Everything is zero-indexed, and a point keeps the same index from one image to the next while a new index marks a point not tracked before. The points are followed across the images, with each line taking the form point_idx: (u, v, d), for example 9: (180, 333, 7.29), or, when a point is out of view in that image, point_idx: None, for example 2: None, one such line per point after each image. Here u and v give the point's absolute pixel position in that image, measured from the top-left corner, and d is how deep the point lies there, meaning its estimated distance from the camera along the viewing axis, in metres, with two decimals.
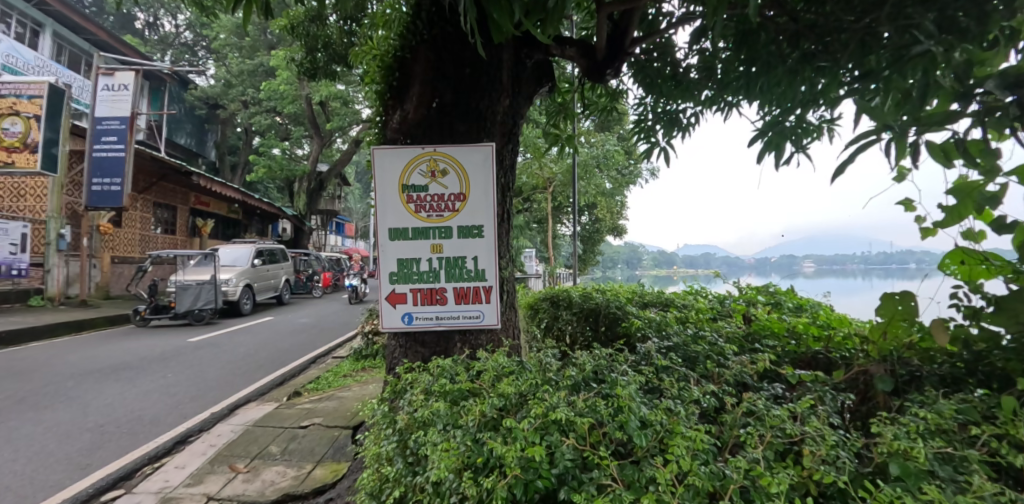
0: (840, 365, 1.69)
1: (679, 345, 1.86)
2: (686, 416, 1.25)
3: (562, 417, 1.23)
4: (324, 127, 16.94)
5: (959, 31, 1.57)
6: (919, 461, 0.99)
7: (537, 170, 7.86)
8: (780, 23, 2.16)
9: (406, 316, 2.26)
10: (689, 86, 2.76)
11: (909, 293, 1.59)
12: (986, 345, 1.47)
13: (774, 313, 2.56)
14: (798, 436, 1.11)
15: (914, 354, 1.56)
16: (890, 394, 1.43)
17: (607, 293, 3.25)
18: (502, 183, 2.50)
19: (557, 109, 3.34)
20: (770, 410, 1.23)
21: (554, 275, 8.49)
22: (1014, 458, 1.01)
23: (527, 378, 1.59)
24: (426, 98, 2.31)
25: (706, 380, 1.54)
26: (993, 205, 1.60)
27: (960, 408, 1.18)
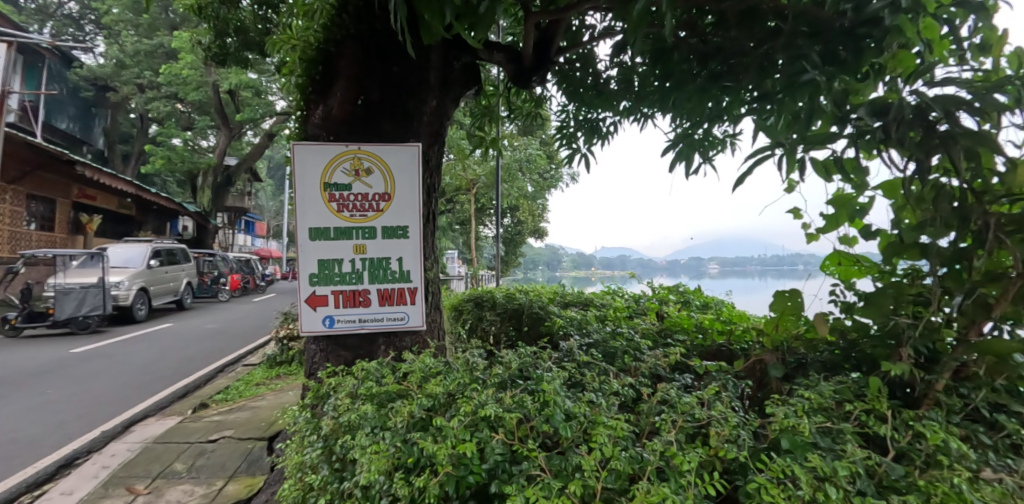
0: (741, 355, 1.86)
1: (599, 342, 1.93)
2: (607, 406, 1.34)
3: (490, 413, 1.28)
4: (234, 117, 15.61)
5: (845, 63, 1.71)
6: (804, 434, 1.13)
7: (460, 171, 7.77)
8: (693, 43, 2.29)
9: (328, 319, 2.17)
10: (609, 96, 2.87)
11: (797, 290, 1.77)
12: (856, 334, 1.62)
13: (684, 310, 2.75)
14: (705, 420, 1.23)
15: (800, 344, 1.76)
16: (781, 379, 1.59)
17: (530, 294, 3.32)
18: (428, 185, 2.48)
19: (484, 112, 3.33)
20: (681, 397, 1.35)
21: (479, 276, 8.50)
22: (879, 429, 1.19)
23: (455, 377, 1.60)
24: (351, 94, 2.24)
25: (625, 373, 1.63)
26: (863, 215, 1.82)
27: (840, 389, 1.35)
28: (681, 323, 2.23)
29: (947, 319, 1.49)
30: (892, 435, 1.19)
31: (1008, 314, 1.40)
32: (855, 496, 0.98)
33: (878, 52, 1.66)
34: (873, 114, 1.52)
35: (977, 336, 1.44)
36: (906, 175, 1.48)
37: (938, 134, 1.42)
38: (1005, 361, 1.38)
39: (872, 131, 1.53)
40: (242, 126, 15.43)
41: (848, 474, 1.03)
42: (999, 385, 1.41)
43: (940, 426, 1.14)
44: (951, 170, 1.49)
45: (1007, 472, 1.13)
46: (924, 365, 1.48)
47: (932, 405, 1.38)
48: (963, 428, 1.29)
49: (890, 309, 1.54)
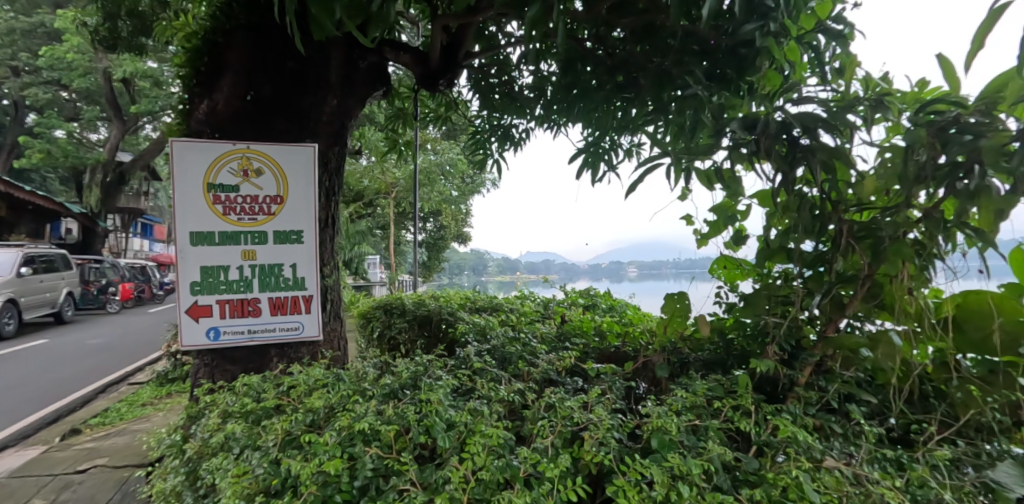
0: (633, 356, 1.93)
1: (497, 347, 1.91)
2: (490, 414, 1.32)
3: (366, 427, 1.23)
4: (130, 109, 14.10)
5: (725, 81, 1.82)
6: (672, 433, 1.17)
7: (379, 174, 7.49)
8: (599, 55, 2.23)
9: (212, 331, 1.99)
10: (521, 103, 2.89)
11: (684, 292, 1.83)
12: (735, 331, 1.77)
13: (588, 313, 2.81)
14: (583, 423, 1.24)
15: (686, 344, 1.83)
16: (667, 379, 1.68)
17: (440, 299, 3.26)
18: (328, 187, 2.34)
19: (397, 113, 3.23)
20: (564, 401, 1.36)
21: (401, 282, 8.24)
22: (742, 423, 1.26)
23: (340, 389, 1.53)
24: (239, 89, 2.10)
25: (518, 379, 1.64)
26: (740, 223, 1.95)
27: (712, 387, 1.42)
28: (582, 327, 2.27)
29: (809, 318, 1.58)
30: (753, 430, 1.25)
31: (858, 311, 1.49)
32: (707, 492, 1.03)
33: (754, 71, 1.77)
34: (745, 129, 1.54)
35: (834, 332, 1.53)
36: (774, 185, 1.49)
37: (800, 147, 1.46)
38: (855, 355, 1.49)
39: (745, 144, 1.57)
40: (142, 119, 13.99)
41: (703, 470, 1.09)
42: (852, 376, 1.52)
43: (789, 420, 1.22)
44: (811, 181, 1.52)
45: (846, 458, 1.23)
46: (788, 360, 1.59)
47: (793, 398, 1.47)
48: (816, 418, 1.39)
49: (762, 309, 1.63)
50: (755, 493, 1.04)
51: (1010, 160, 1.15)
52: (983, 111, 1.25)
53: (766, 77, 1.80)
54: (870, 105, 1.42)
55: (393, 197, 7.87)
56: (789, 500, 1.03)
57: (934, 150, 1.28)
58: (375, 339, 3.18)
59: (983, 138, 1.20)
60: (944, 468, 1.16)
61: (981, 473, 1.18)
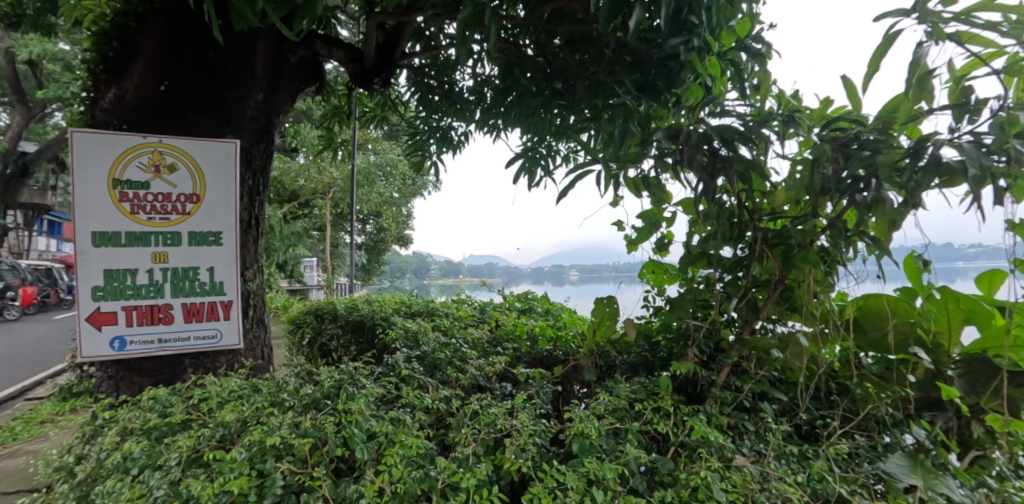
0: (563, 359, 1.96)
1: (426, 353, 1.87)
2: (413, 423, 1.30)
3: (278, 442, 1.17)
4: (34, 94, 12.72)
5: (654, 91, 1.86)
6: (592, 437, 1.19)
7: (316, 173, 7.14)
8: (538, 62, 2.23)
9: (117, 341, 1.83)
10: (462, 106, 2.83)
11: (613, 296, 1.90)
12: (660, 333, 1.82)
13: (524, 317, 2.74)
14: (507, 429, 1.24)
15: (613, 347, 1.88)
16: (595, 382, 1.73)
17: (375, 304, 3.16)
18: (252, 186, 2.20)
19: (333, 110, 3.11)
20: (488, 407, 1.35)
21: (337, 285, 7.84)
22: (660, 425, 1.30)
23: (254, 401, 1.46)
24: (151, 78, 1.96)
25: (446, 385, 1.62)
26: (667, 229, 2.01)
27: (635, 390, 1.45)
28: (515, 331, 2.22)
29: (729, 319, 1.66)
30: (671, 431, 1.29)
31: (771, 314, 1.57)
32: (620, 496, 1.05)
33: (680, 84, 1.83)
34: (669, 138, 1.58)
35: (750, 334, 1.61)
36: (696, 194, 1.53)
37: (720, 157, 1.50)
38: (767, 355, 1.55)
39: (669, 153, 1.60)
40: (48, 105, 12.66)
41: (619, 474, 1.12)
42: (765, 376, 1.59)
43: (702, 421, 1.28)
44: (729, 190, 1.56)
45: (755, 456, 1.29)
46: (708, 361, 1.65)
47: (710, 398, 1.53)
48: (731, 417, 1.45)
49: (685, 312, 1.69)
50: (667, 496, 1.07)
51: (901, 175, 1.17)
52: (879, 129, 1.30)
53: (690, 90, 1.84)
54: (782, 121, 1.47)
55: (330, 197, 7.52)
56: (698, 500, 1.07)
57: (837, 165, 1.30)
58: (305, 345, 3.13)
59: (880, 153, 1.23)
60: (841, 462, 1.24)
61: (874, 464, 1.27)
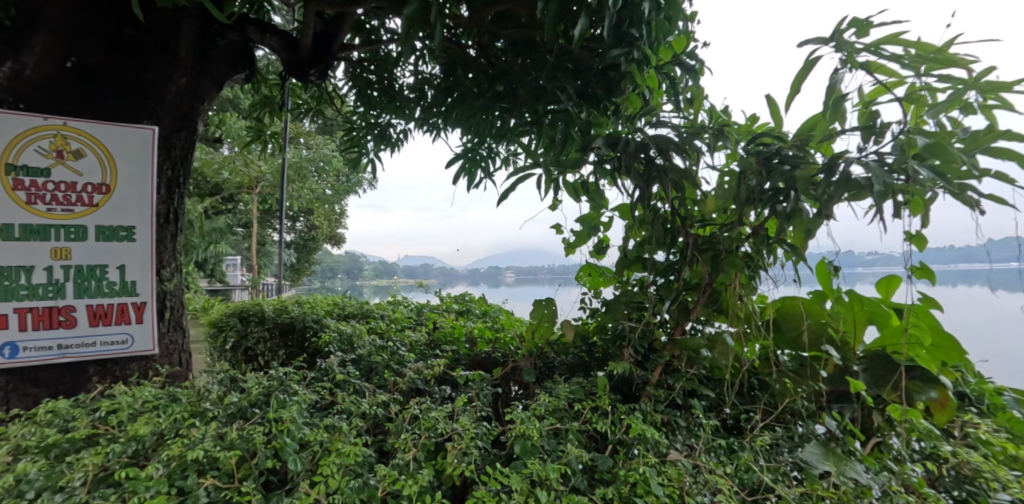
0: (502, 362, 1.90)
1: (361, 357, 1.81)
2: (350, 430, 1.28)
3: (202, 455, 1.10)
4: None
5: (597, 99, 1.82)
6: (534, 438, 1.20)
7: (242, 166, 6.65)
8: (479, 63, 2.16)
9: (7, 347, 1.61)
10: (401, 103, 2.71)
11: (551, 297, 1.90)
12: (596, 334, 1.84)
13: (462, 319, 2.67)
14: (448, 433, 1.24)
15: (551, 349, 1.87)
16: (534, 383, 1.73)
17: (307, 305, 2.98)
18: (171, 177, 2.02)
19: (263, 101, 2.91)
20: (429, 411, 1.34)
21: (265, 285, 7.35)
22: (599, 424, 1.31)
23: (173, 412, 1.35)
24: (54, 52, 1.76)
25: (382, 390, 1.59)
26: (604, 234, 2.04)
27: (574, 390, 1.46)
28: (452, 333, 2.12)
29: (662, 320, 1.70)
30: (609, 429, 1.32)
31: (701, 315, 1.63)
32: (563, 495, 1.07)
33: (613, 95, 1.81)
34: (609, 146, 1.59)
35: (680, 334, 1.65)
36: (632, 200, 1.58)
37: (655, 166, 1.53)
38: (696, 354, 1.60)
39: (608, 160, 1.61)
40: None
41: (562, 473, 1.14)
42: (694, 374, 1.63)
43: (638, 418, 1.32)
44: (664, 198, 1.60)
45: (687, 450, 1.34)
46: (642, 360, 1.67)
47: (645, 397, 1.55)
48: (664, 414, 1.48)
49: (620, 314, 1.73)
50: (608, 492, 1.10)
51: (816, 189, 1.24)
52: (798, 146, 1.36)
53: (628, 100, 1.84)
54: (714, 134, 1.51)
55: (258, 192, 7.03)
56: (637, 495, 1.11)
57: (760, 177, 1.35)
58: (228, 350, 2.88)
59: (798, 169, 1.30)
60: (764, 453, 1.33)
61: (792, 453, 1.37)
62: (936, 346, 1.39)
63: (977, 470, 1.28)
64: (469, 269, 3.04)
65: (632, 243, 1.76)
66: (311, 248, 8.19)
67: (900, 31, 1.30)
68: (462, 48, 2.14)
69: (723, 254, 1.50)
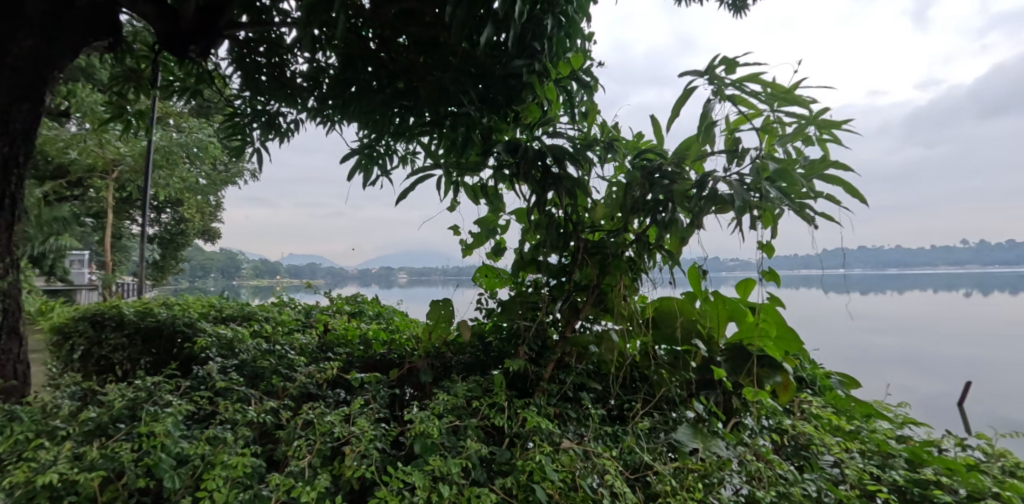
0: (398, 363, 1.78)
1: (245, 362, 1.67)
2: (234, 441, 1.21)
3: (56, 480, 0.96)
4: None
5: (501, 105, 1.74)
6: (434, 436, 1.20)
7: (96, 147, 5.65)
8: (381, 57, 1.98)
9: None
10: (292, 92, 2.29)
11: (449, 298, 1.78)
12: (492, 335, 1.76)
13: (354, 321, 2.26)
14: (345, 437, 1.21)
15: (448, 349, 1.76)
16: (431, 383, 1.63)
17: (176, 306, 2.60)
18: (4, 155, 1.71)
19: (128, 73, 2.51)
20: (324, 416, 1.30)
21: (122, 286, 6.30)
22: (497, 419, 1.31)
23: (13, 433, 1.16)
24: None
25: (270, 396, 1.51)
26: (503, 235, 1.91)
27: (472, 387, 1.42)
28: (345, 334, 1.94)
29: (554, 319, 1.71)
30: (506, 423, 1.32)
31: (591, 314, 1.67)
32: (463, 489, 1.09)
33: (517, 103, 1.72)
34: (508, 151, 1.60)
35: (572, 333, 1.69)
36: (528, 205, 1.59)
37: (551, 175, 1.56)
38: (586, 349, 1.65)
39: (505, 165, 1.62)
40: None
41: (463, 467, 1.16)
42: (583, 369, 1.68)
43: (533, 411, 1.34)
44: (557, 204, 1.62)
45: (578, 438, 1.42)
46: (536, 357, 1.67)
47: (538, 391, 1.56)
48: (557, 407, 1.52)
49: (515, 313, 1.70)
50: (508, 482, 1.13)
51: (690, 201, 1.40)
52: (676, 163, 1.50)
53: (528, 109, 1.75)
54: (604, 147, 1.58)
55: (114, 178, 6.01)
56: (534, 483, 1.15)
57: (644, 189, 1.47)
58: (75, 360, 2.52)
59: (675, 183, 1.43)
60: (645, 437, 1.44)
61: (667, 435, 1.51)
62: (781, 338, 1.61)
63: (810, 439, 1.52)
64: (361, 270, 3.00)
65: (527, 245, 1.74)
66: (179, 243, 7.07)
67: (759, 73, 1.53)
68: (361, 38, 1.94)
69: (610, 258, 1.59)
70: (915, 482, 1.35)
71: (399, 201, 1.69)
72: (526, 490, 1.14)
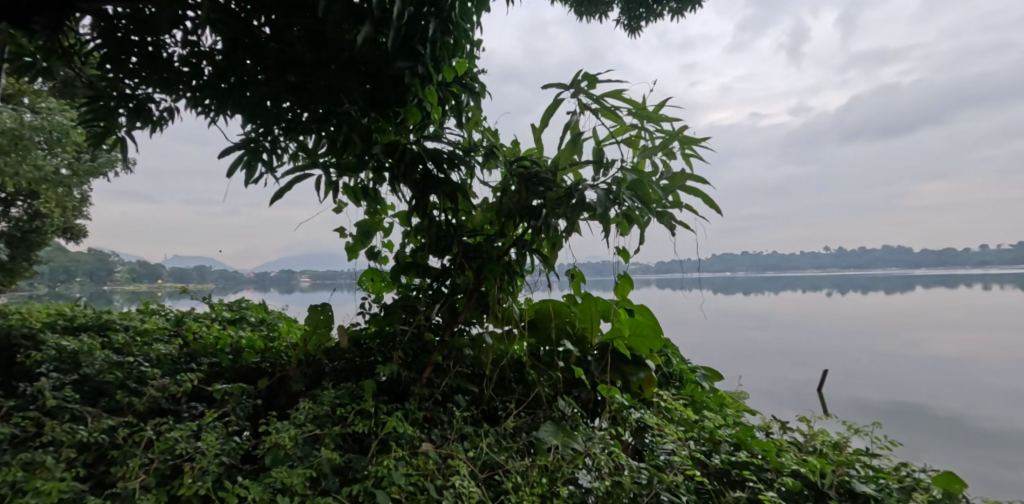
0: (270, 372, 1.71)
1: (87, 377, 1.49)
2: (53, 464, 1.08)
3: None
4: None
5: (386, 104, 1.67)
6: (287, 447, 1.16)
7: None
8: (271, 48, 1.56)
9: None
10: (170, 78, 1.64)
11: (328, 303, 1.72)
12: (372, 339, 1.73)
13: (230, 328, 2.09)
14: (188, 453, 1.13)
15: (325, 354, 1.70)
16: (301, 392, 1.59)
17: (15, 314, 2.26)
18: None
19: None
20: (169, 432, 1.20)
21: None
22: (360, 425, 1.28)
23: None
24: None
25: (111, 414, 1.36)
26: (388, 238, 1.87)
27: (340, 394, 1.38)
28: (216, 342, 1.80)
29: (434, 323, 1.71)
30: (370, 429, 1.29)
31: (469, 318, 1.69)
32: (306, 499, 1.05)
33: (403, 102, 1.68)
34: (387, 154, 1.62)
35: (450, 335, 1.69)
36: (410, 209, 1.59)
37: (430, 179, 1.56)
38: (459, 352, 1.65)
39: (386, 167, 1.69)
40: None
41: (310, 477, 1.12)
42: (459, 371, 1.68)
43: (395, 415, 1.33)
44: (440, 208, 1.64)
45: (442, 440, 1.41)
46: (413, 361, 1.66)
47: (411, 396, 1.55)
48: (428, 410, 1.51)
49: (395, 318, 1.68)
50: (352, 489, 1.10)
51: (560, 207, 1.45)
52: (551, 170, 1.56)
53: (409, 111, 1.70)
54: (486, 153, 1.61)
55: None
56: (379, 488, 1.13)
57: (520, 196, 1.52)
58: None
59: (549, 190, 1.50)
60: (507, 436, 1.48)
61: (528, 435, 1.52)
62: (643, 338, 1.74)
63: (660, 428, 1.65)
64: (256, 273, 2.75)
65: (409, 247, 1.73)
66: (34, 243, 5.93)
67: (622, 89, 1.64)
68: (245, 21, 1.51)
69: (486, 262, 1.61)
70: (733, 464, 1.48)
71: (270, 201, 1.59)
72: (371, 497, 1.11)
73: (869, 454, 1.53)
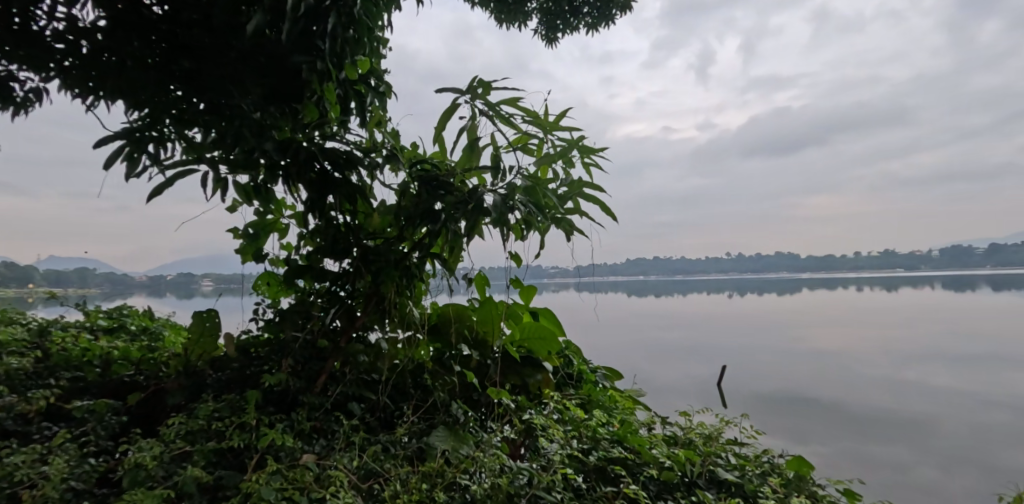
0: (142, 386, 1.59)
1: None
2: None
3: None
4: None
5: (284, 99, 1.59)
6: (149, 466, 1.10)
7: None
8: (163, 29, 1.43)
9: None
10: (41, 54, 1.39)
11: (214, 309, 1.62)
12: (263, 346, 1.65)
13: (103, 338, 1.89)
14: (29, 478, 1.02)
15: (208, 363, 1.60)
16: (180, 407, 1.49)
17: None
18: None
19: None
20: (10, 456, 1.08)
21: None
22: (237, 438, 1.22)
23: None
24: None
25: None
26: (285, 240, 1.79)
27: (219, 407, 1.32)
28: (82, 354, 1.63)
29: (331, 328, 1.66)
30: (248, 442, 1.24)
31: (367, 323, 1.66)
32: None
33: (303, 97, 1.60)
34: (280, 151, 1.53)
35: (347, 342, 1.65)
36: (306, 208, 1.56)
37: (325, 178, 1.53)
38: (354, 358, 1.62)
39: (280, 166, 1.55)
40: None
41: (169, 497, 1.05)
42: (356, 378, 1.66)
43: (276, 427, 1.29)
44: (341, 210, 1.62)
45: (325, 451, 1.37)
46: (303, 369, 1.60)
47: (299, 406, 1.49)
48: (317, 421, 1.46)
49: (288, 322, 1.62)
50: None
51: (459, 209, 1.48)
52: (452, 173, 1.58)
53: (306, 108, 1.62)
54: (387, 154, 1.61)
55: None
56: None
57: (420, 199, 1.53)
58: None
59: (450, 194, 1.52)
60: (397, 443, 1.46)
61: (420, 440, 1.52)
62: (540, 339, 1.86)
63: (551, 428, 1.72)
64: (149, 276, 2.37)
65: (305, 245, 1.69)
66: None
67: (518, 97, 1.70)
68: None
69: (382, 265, 1.59)
70: (611, 461, 1.57)
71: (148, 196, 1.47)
72: None
73: (738, 442, 1.72)
